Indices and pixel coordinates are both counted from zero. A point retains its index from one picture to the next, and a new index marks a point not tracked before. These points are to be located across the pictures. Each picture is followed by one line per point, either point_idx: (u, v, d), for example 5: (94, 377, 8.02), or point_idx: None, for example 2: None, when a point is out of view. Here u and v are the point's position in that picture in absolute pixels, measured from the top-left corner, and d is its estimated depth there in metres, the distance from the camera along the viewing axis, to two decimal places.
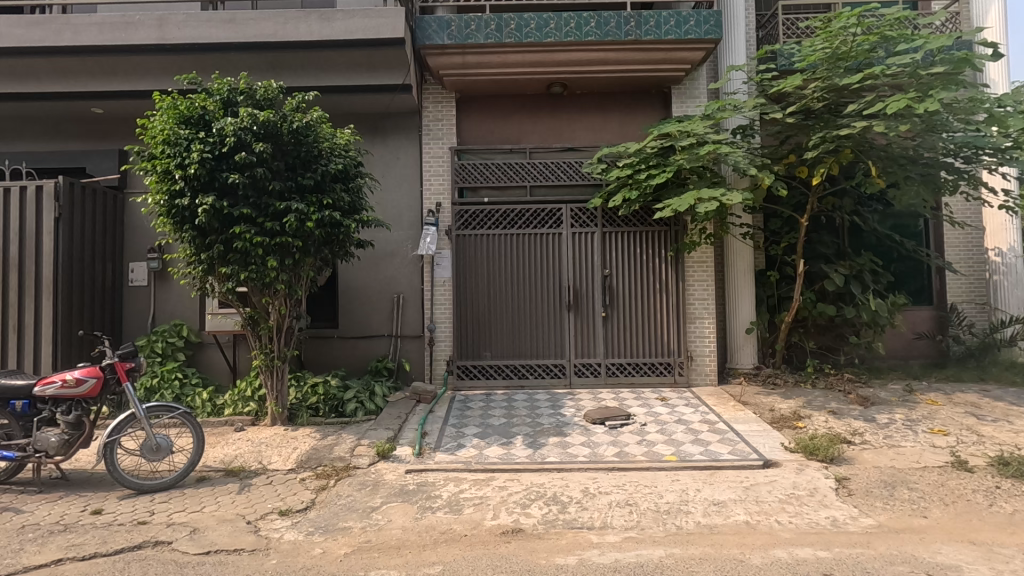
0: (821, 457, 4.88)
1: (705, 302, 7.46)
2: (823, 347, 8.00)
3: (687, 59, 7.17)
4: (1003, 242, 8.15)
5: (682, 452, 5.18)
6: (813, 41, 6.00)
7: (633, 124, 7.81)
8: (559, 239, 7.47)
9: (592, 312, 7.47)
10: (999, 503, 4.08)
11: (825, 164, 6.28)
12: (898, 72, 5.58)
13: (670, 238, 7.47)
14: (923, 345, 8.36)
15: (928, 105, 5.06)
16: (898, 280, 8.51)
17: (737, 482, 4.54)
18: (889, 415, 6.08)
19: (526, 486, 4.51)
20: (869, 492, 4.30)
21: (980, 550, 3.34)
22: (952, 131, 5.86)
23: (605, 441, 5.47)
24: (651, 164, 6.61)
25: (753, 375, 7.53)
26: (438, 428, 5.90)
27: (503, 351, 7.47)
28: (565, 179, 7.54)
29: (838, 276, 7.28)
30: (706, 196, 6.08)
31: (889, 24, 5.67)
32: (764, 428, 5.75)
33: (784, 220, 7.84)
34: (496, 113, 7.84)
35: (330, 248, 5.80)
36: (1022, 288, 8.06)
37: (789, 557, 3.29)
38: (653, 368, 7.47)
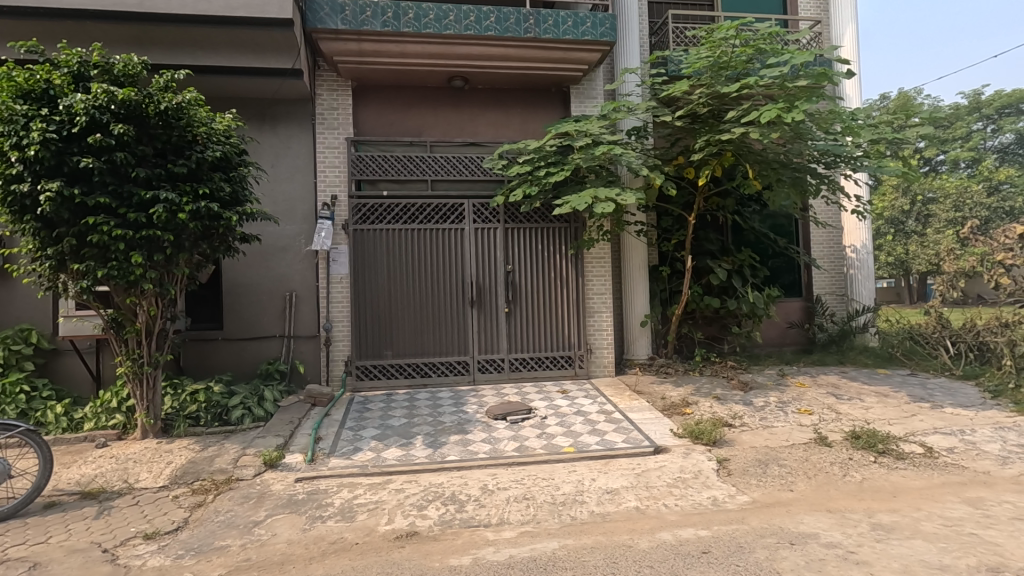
0: (705, 441, 5.21)
1: (603, 297, 7.76)
2: (710, 337, 8.65)
3: (585, 59, 7.36)
4: (857, 240, 9.15)
5: (579, 443, 5.31)
6: (698, 50, 6.33)
7: (534, 121, 7.90)
8: (462, 235, 7.39)
9: (495, 309, 7.47)
10: (852, 473, 4.56)
11: (709, 166, 6.73)
12: (770, 83, 6.01)
13: (570, 235, 7.67)
14: (794, 333, 9.24)
15: (794, 115, 5.49)
16: (773, 274, 9.33)
17: (630, 469, 4.74)
18: (765, 398, 6.63)
19: (424, 487, 4.41)
20: (745, 471, 4.64)
21: (835, 518, 3.69)
22: (815, 139, 6.44)
23: (506, 436, 5.49)
24: (550, 161, 6.72)
25: (648, 365, 7.92)
26: (334, 432, 5.62)
27: (405, 350, 7.27)
28: (466, 174, 7.47)
29: (721, 270, 7.85)
30: (603, 196, 6.22)
31: (763, 38, 6.09)
32: (656, 415, 6.06)
33: (675, 219, 8.32)
34: (396, 105, 7.61)
35: (209, 242, 5.31)
36: (871, 280, 9.12)
37: (673, 539, 3.45)
38: (555, 361, 7.61)
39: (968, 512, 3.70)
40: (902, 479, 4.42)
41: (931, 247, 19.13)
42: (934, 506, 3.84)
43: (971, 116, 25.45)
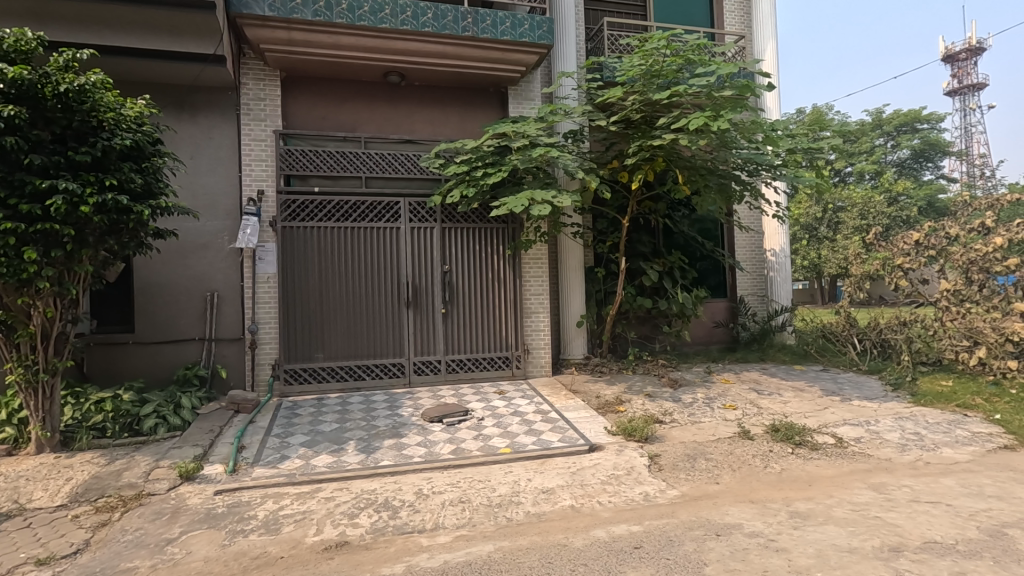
0: (638, 438, 5.35)
1: (540, 297, 7.82)
2: (643, 336, 8.92)
3: (522, 61, 7.39)
4: (777, 244, 9.72)
5: (516, 443, 5.31)
6: (631, 58, 6.51)
7: (472, 120, 7.85)
8: (397, 234, 7.23)
9: (431, 309, 7.35)
10: (772, 464, 4.82)
11: (642, 171, 6.93)
12: (698, 92, 6.25)
13: (508, 236, 7.68)
14: (720, 332, 9.70)
15: (720, 124, 5.73)
16: (701, 276, 9.74)
17: (566, 468, 4.78)
18: (693, 395, 6.90)
19: (356, 494, 4.25)
20: (675, 465, 4.80)
21: (757, 508, 3.88)
22: (740, 148, 6.76)
23: (443, 439, 5.40)
24: (488, 162, 6.70)
25: (583, 364, 8.06)
26: (258, 440, 5.32)
27: (337, 352, 7.00)
28: (402, 172, 7.30)
29: (653, 272, 8.13)
30: (539, 198, 6.25)
31: (692, 49, 6.31)
32: (591, 414, 6.16)
33: (609, 221, 8.54)
34: (329, 98, 7.34)
35: (117, 238, 4.89)
36: (788, 282, 9.74)
37: (607, 536, 3.50)
38: (492, 362, 7.58)
39: (872, 497, 3.99)
40: (816, 468, 4.71)
41: (840, 251, 20.73)
42: (844, 492, 4.12)
43: (874, 131, 27.74)
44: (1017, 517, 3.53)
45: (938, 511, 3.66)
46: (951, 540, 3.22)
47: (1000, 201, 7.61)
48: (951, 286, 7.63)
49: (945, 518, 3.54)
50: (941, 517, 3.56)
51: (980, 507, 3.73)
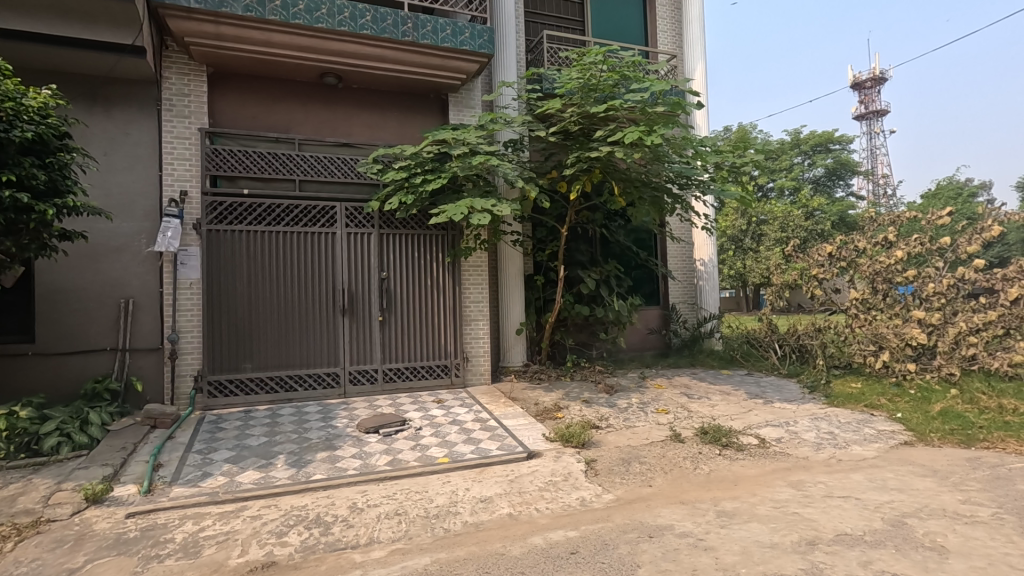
0: (575, 443, 5.43)
1: (480, 305, 7.81)
2: (580, 343, 9.09)
3: (463, 69, 7.40)
4: (706, 255, 10.26)
5: (454, 453, 5.25)
6: (570, 71, 6.66)
7: (412, 126, 7.76)
8: (333, 239, 7.02)
9: (368, 317, 7.17)
10: (701, 465, 5.02)
11: (580, 181, 7.09)
12: (633, 107, 6.46)
13: (447, 243, 7.63)
14: (654, 338, 10.05)
15: (653, 139, 5.95)
16: (636, 284, 10.06)
17: (504, 476, 4.78)
18: (628, 400, 7.09)
19: (285, 511, 4.05)
20: (610, 470, 4.90)
21: (687, 509, 4.02)
22: (672, 162, 7.04)
23: (379, 450, 5.26)
24: (427, 168, 6.64)
25: (522, 372, 8.11)
26: (178, 457, 4.98)
27: (267, 362, 6.68)
28: (339, 176, 7.09)
29: (590, 280, 8.31)
30: (479, 206, 6.24)
31: (627, 66, 6.52)
32: (529, 421, 6.19)
33: (549, 230, 8.68)
34: (260, 97, 7.05)
35: (16, 238, 4.48)
36: (716, 290, 10.24)
37: (544, 542, 3.52)
38: (431, 371, 7.48)
39: (791, 494, 4.24)
40: (741, 468, 4.95)
41: (763, 261, 22.16)
42: (766, 490, 4.36)
43: (793, 150, 29.81)
44: (916, 507, 3.85)
45: (848, 504, 3.94)
46: (860, 531, 3.47)
47: (901, 218, 8.33)
48: (859, 295, 8.27)
49: (855, 511, 3.81)
50: (851, 510, 3.83)
51: (885, 499, 4.04)
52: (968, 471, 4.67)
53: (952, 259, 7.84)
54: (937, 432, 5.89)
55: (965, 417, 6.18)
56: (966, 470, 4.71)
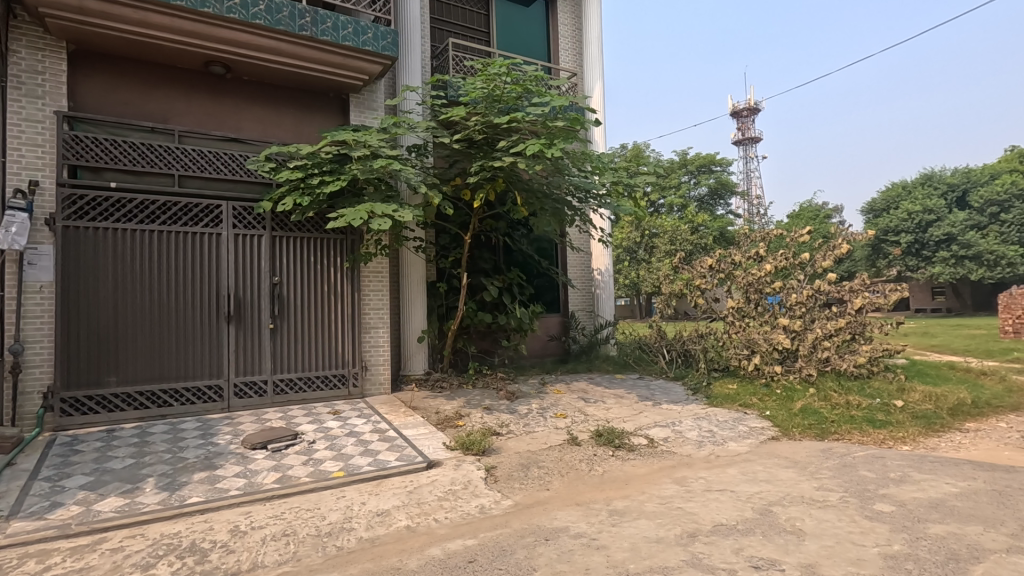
0: (475, 451, 5.44)
1: (380, 312, 7.60)
2: (483, 350, 9.15)
3: (365, 69, 7.20)
4: (602, 265, 10.78)
5: (350, 466, 5.03)
6: (474, 80, 6.70)
7: (309, 124, 7.41)
8: (217, 240, 6.50)
9: (256, 325, 6.70)
10: (595, 467, 5.23)
11: (484, 190, 7.15)
12: (535, 121, 6.63)
13: (346, 247, 7.35)
14: (554, 345, 10.33)
15: (554, 152, 6.14)
16: (538, 292, 10.30)
17: (402, 487, 4.66)
18: (528, 406, 7.22)
19: (153, 540, 3.65)
20: (510, 476, 4.95)
21: (582, 510, 4.16)
22: (572, 175, 7.30)
23: (266, 467, 4.92)
24: (325, 169, 6.36)
25: (424, 380, 7.98)
26: (19, 486, 4.32)
27: (136, 376, 6.02)
28: (225, 173, 6.59)
29: (493, 288, 8.38)
30: (380, 211, 6.05)
31: (530, 80, 6.67)
32: (430, 430, 6.10)
33: (452, 237, 8.67)
34: (133, 82, 6.39)
35: None
36: (611, 298, 10.79)
37: (442, 553, 3.47)
38: (327, 381, 7.14)
39: (676, 490, 4.53)
40: (632, 468, 5.22)
41: (655, 272, 23.63)
42: (653, 488, 4.63)
43: (681, 170, 32.18)
44: (779, 496, 4.27)
45: (724, 497, 4.28)
46: (733, 521, 3.78)
47: (770, 235, 9.28)
48: (736, 305, 9.10)
49: (730, 503, 4.15)
50: (727, 502, 4.17)
51: (755, 490, 4.45)
52: (822, 461, 5.27)
53: (811, 273, 8.81)
54: (798, 427, 6.60)
55: (820, 413, 6.98)
56: (820, 460, 5.31)
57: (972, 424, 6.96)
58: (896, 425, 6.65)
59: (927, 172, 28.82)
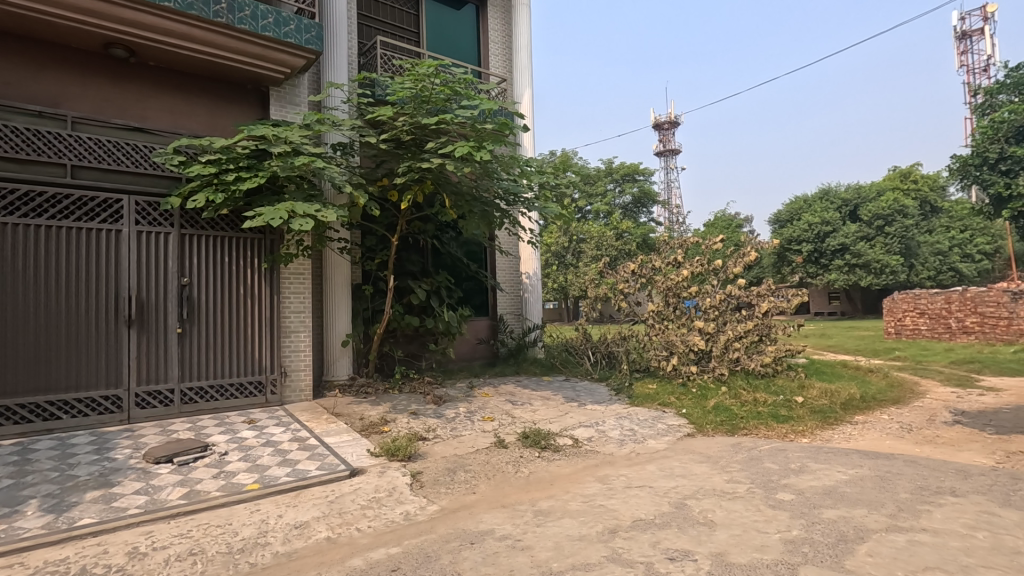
0: (401, 457, 5.34)
1: (301, 315, 7.29)
2: (410, 354, 9.02)
3: (287, 62, 6.91)
4: (530, 269, 10.94)
5: (266, 477, 4.78)
6: (402, 79, 6.61)
7: (224, 117, 7.00)
8: (117, 238, 5.99)
9: (162, 329, 6.22)
10: (521, 468, 5.28)
11: (411, 192, 7.04)
12: (464, 122, 6.61)
13: (264, 247, 7.00)
14: (482, 348, 10.35)
15: (482, 155, 6.15)
16: (467, 296, 10.27)
17: (322, 497, 4.48)
18: (455, 410, 7.17)
19: (35, 569, 3.29)
20: (436, 481, 4.90)
21: (508, 512, 4.18)
22: (501, 178, 7.34)
23: (171, 482, 4.57)
24: (242, 165, 6.03)
25: (347, 386, 7.72)
26: None
27: (18, 386, 5.41)
28: (127, 165, 6.09)
29: (421, 291, 8.26)
30: (301, 211, 5.80)
31: (458, 82, 6.65)
32: (353, 436, 5.92)
33: (379, 239, 8.48)
34: (19, 60, 5.76)
35: None
36: (538, 302, 10.96)
37: (363, 563, 3.37)
38: (241, 389, 6.75)
39: (598, 488, 4.67)
40: (557, 468, 5.31)
41: (582, 276, 24.26)
42: (577, 487, 4.74)
43: (607, 177, 33.29)
44: (693, 490, 4.51)
45: (644, 493, 4.46)
46: (651, 515, 3.95)
47: (687, 242, 9.81)
48: (656, 308, 9.54)
49: (648, 498, 4.32)
50: (645, 497, 4.34)
51: (671, 484, 4.67)
52: (732, 455, 5.61)
53: (723, 278, 9.39)
54: (711, 423, 7.00)
55: (731, 410, 7.44)
56: (730, 454, 5.66)
57: (861, 417, 7.69)
58: (797, 419, 7.22)
59: (824, 188, 31.53)
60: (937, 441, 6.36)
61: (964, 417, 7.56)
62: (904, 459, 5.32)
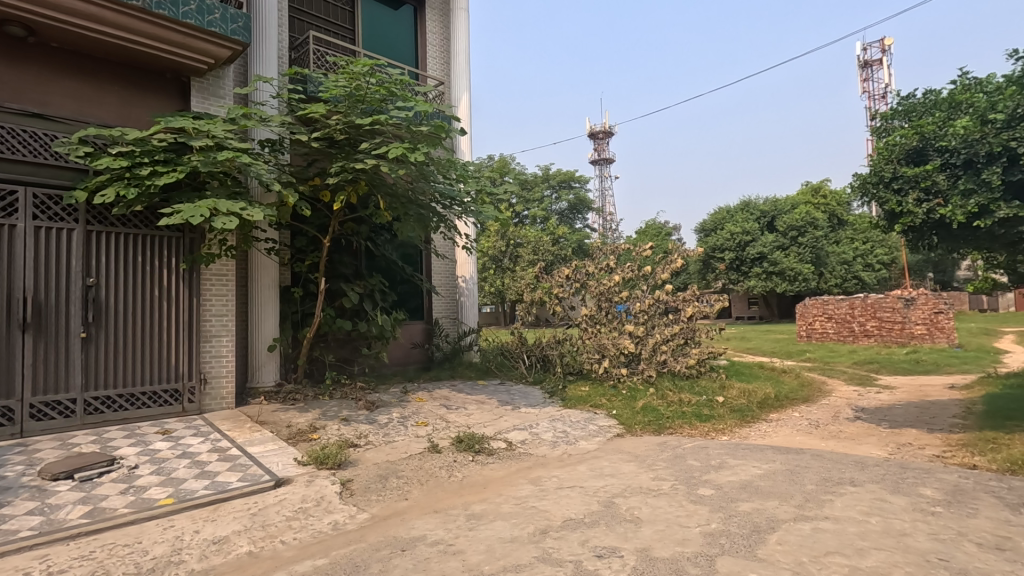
0: (330, 465, 5.17)
1: (224, 319, 6.91)
2: (341, 359, 8.77)
3: (212, 53, 6.58)
4: (467, 272, 10.89)
5: (181, 492, 4.48)
6: (336, 77, 6.46)
7: (139, 107, 6.54)
8: (11, 233, 5.46)
9: (63, 333, 5.72)
10: (455, 473, 5.26)
11: (344, 192, 6.86)
12: (399, 124, 6.53)
13: (182, 247, 6.59)
14: (417, 352, 10.24)
15: (417, 157, 6.09)
16: (401, 299, 10.12)
17: (244, 510, 4.26)
18: (388, 415, 7.04)
19: None
20: (366, 489, 4.78)
21: (440, 517, 4.16)
22: (437, 182, 7.30)
23: (72, 500, 4.20)
24: (158, 159, 5.67)
25: (274, 393, 7.39)
26: None
27: None
28: (24, 154, 5.59)
29: (353, 294, 8.04)
30: (223, 209, 5.51)
31: (395, 83, 6.56)
32: (279, 445, 5.68)
33: (309, 240, 8.20)
34: None
35: None
36: (474, 306, 10.96)
37: None
38: (155, 398, 6.31)
39: (531, 490, 4.73)
40: (491, 472, 5.33)
41: (519, 280, 24.53)
42: (510, 489, 4.78)
43: (544, 184, 33.85)
44: (621, 488, 4.66)
45: (574, 493, 4.57)
46: (581, 515, 4.04)
47: (619, 249, 10.21)
48: (589, 312, 9.78)
49: (579, 498, 4.42)
50: (576, 497, 4.44)
51: (601, 484, 4.81)
52: (658, 454, 5.85)
53: (652, 284, 9.82)
54: (639, 424, 7.26)
55: (659, 410, 7.75)
56: (657, 453, 5.90)
57: (775, 414, 8.22)
58: (718, 418, 7.62)
59: (745, 200, 33.49)
60: (840, 435, 6.91)
61: (863, 413, 8.25)
62: (812, 453, 5.74)
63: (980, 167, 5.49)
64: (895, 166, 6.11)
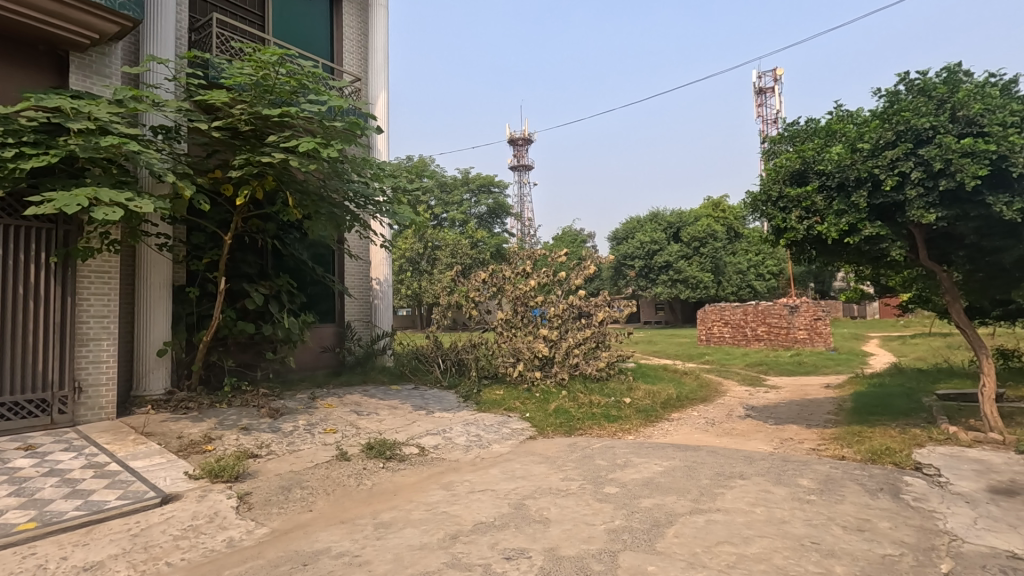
0: (226, 477, 4.83)
1: (103, 321, 6.26)
2: (242, 364, 8.23)
3: (96, 27, 5.98)
4: (382, 274, 10.68)
5: (46, 514, 3.99)
6: (241, 64, 6.09)
7: (4, 80, 5.80)
8: None
9: None
10: (364, 481, 5.10)
11: (249, 187, 6.45)
12: (310, 118, 6.24)
13: (54, 239, 5.91)
14: (327, 357, 9.82)
15: (329, 152, 5.86)
16: (311, 301, 9.70)
17: (124, 531, 3.87)
18: (293, 423, 6.69)
19: None
20: (266, 502, 4.51)
21: (346, 527, 4.01)
22: (350, 180, 7.05)
23: None
24: (27, 140, 5.05)
25: (163, 401, 6.79)
26: None
27: None
28: None
29: (257, 295, 7.53)
30: (106, 198, 5.00)
31: (307, 75, 6.28)
32: (168, 458, 5.22)
33: (208, 236, 7.63)
34: None
35: None
36: (389, 309, 10.76)
37: None
38: (15, 409, 5.59)
39: (442, 495, 4.68)
40: (401, 478, 5.22)
41: (436, 283, 24.31)
42: (420, 496, 4.71)
43: (463, 187, 33.83)
44: (532, 490, 4.73)
45: (485, 496, 4.58)
46: (492, 518, 4.06)
47: (535, 255, 10.37)
48: (505, 316, 9.85)
49: (490, 501, 4.44)
50: (487, 501, 4.46)
51: (512, 486, 4.86)
52: (568, 455, 6.01)
53: (566, 289, 10.14)
54: (551, 425, 7.42)
55: (570, 412, 7.97)
56: (566, 454, 6.06)
57: (676, 414, 8.73)
58: (625, 418, 7.97)
59: (654, 211, 35.30)
60: (733, 432, 7.46)
61: (753, 411, 8.96)
62: (707, 450, 6.15)
63: (851, 190, 6.16)
64: (781, 186, 6.71)
